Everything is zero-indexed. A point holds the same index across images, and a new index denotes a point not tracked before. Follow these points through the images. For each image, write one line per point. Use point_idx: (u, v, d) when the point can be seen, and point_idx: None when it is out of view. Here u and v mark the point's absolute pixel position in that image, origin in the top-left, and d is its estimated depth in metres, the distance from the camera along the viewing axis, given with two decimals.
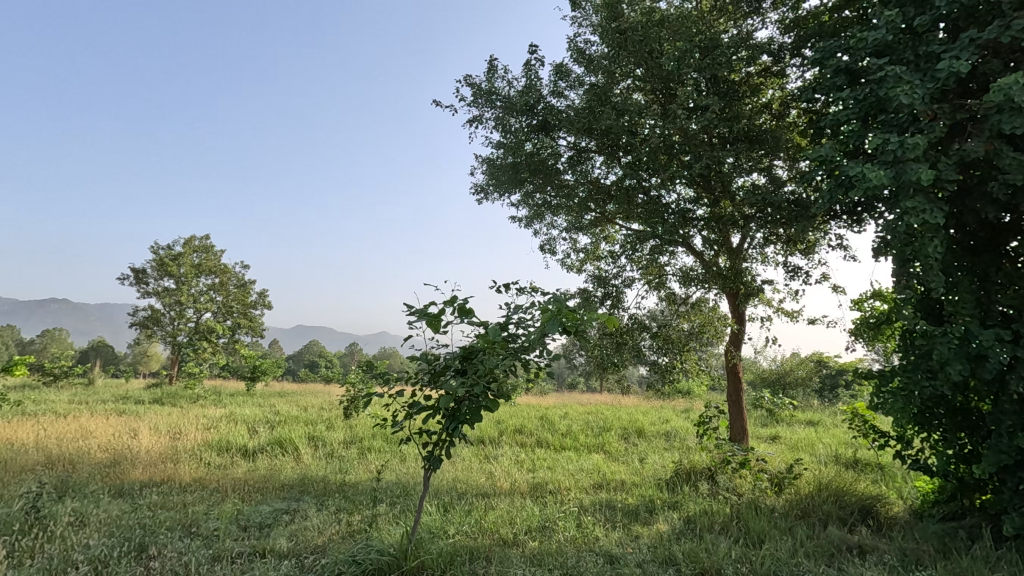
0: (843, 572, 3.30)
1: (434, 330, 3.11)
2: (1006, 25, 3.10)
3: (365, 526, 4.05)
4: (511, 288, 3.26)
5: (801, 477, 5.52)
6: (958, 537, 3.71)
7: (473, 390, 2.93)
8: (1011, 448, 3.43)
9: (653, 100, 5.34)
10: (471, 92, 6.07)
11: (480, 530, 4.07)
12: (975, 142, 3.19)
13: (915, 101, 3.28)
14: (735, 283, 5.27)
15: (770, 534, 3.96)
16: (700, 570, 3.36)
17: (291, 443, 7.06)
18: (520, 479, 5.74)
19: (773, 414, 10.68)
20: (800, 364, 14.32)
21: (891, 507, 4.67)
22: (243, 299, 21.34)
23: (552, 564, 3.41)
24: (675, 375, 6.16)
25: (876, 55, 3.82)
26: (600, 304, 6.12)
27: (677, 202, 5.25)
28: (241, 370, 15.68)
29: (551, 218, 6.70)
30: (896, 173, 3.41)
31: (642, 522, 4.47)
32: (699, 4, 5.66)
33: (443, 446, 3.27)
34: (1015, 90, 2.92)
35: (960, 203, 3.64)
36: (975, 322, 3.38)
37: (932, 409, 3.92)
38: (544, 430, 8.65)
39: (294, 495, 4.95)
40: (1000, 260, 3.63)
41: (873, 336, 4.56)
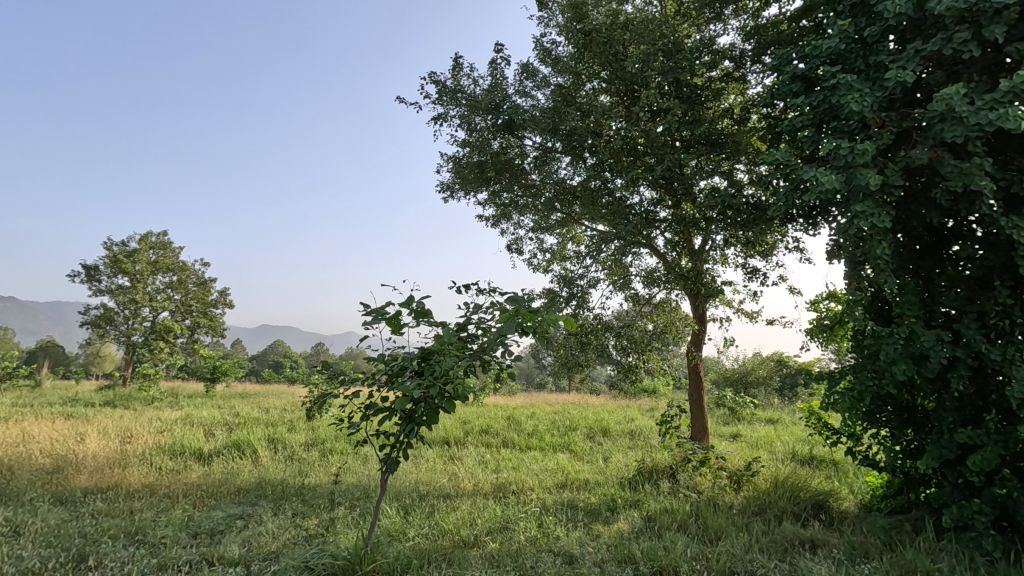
0: (794, 566, 3.39)
1: (391, 331, 3.05)
2: (949, 37, 3.22)
3: (322, 530, 3.95)
4: (471, 288, 3.21)
5: (759, 474, 5.66)
6: (903, 530, 3.84)
7: (429, 392, 2.88)
8: (952, 444, 3.56)
9: (618, 102, 5.38)
10: (436, 89, 6.01)
11: (440, 532, 4.02)
12: (920, 149, 3.31)
13: (864, 109, 3.39)
14: (696, 284, 5.36)
15: (726, 530, 4.03)
16: (658, 569, 3.38)
17: (249, 445, 6.87)
18: (484, 480, 5.72)
19: (734, 412, 10.90)
20: (761, 364, 14.72)
21: (843, 502, 4.82)
22: (204, 298, 20.72)
23: (511, 566, 3.39)
24: (639, 375, 6.22)
25: (831, 63, 3.93)
26: (565, 305, 6.14)
27: (641, 204, 5.29)
28: (201, 370, 15.21)
29: (518, 217, 6.70)
30: (847, 178, 3.52)
31: (603, 521, 4.49)
32: (664, 9, 5.78)
33: (401, 447, 3.20)
34: (956, 100, 3.04)
35: (906, 208, 3.78)
36: (920, 323, 3.51)
37: (881, 407, 4.04)
38: (510, 430, 8.64)
39: (250, 500, 4.80)
40: (943, 263, 3.77)
41: (827, 336, 4.69)
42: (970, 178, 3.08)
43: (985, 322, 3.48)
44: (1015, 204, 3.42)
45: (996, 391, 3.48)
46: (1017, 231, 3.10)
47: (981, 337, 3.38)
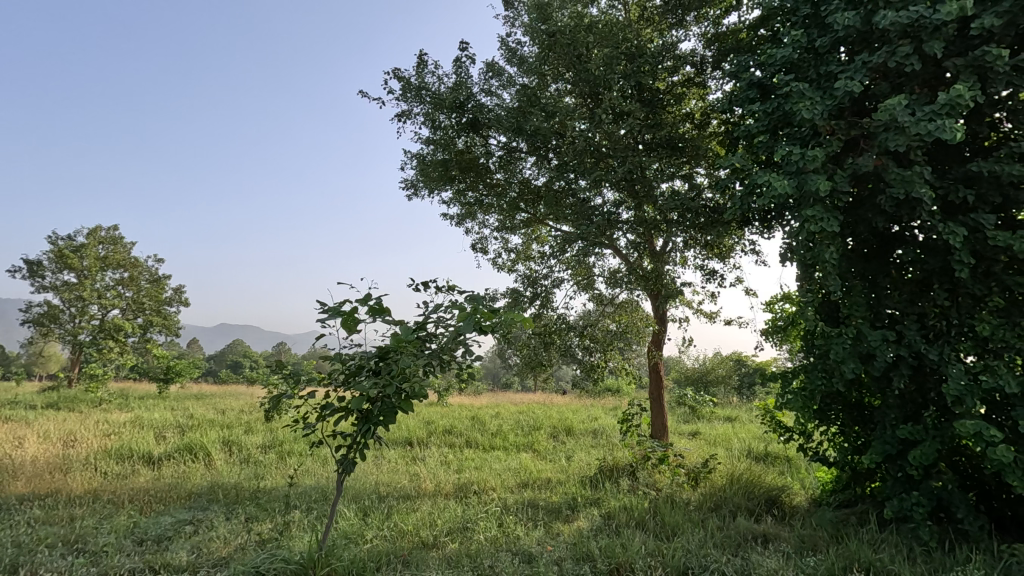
0: (746, 559, 3.48)
1: (348, 329, 2.99)
2: (893, 51, 3.36)
3: (275, 534, 3.85)
4: (430, 286, 3.16)
5: (715, 471, 5.80)
6: (850, 523, 4.00)
7: (385, 391, 2.84)
8: (894, 439, 3.72)
9: (581, 104, 5.40)
10: (400, 85, 5.94)
11: (399, 534, 3.97)
12: (866, 157, 3.45)
13: (815, 116, 3.52)
14: (656, 285, 5.46)
15: (683, 526, 4.12)
16: (615, 566, 3.42)
17: (202, 448, 6.63)
18: (446, 480, 5.68)
19: (694, 411, 11.13)
20: (720, 364, 15.11)
21: (794, 497, 4.99)
22: (157, 296, 19.99)
23: (469, 565, 3.38)
24: (601, 374, 6.31)
25: (785, 72, 4.06)
26: (529, 305, 6.15)
27: (605, 206, 5.32)
28: (153, 371, 14.63)
29: (483, 217, 6.69)
30: (799, 184, 3.64)
31: (563, 520, 4.52)
32: (628, 14, 5.86)
33: (357, 448, 3.14)
34: (899, 111, 3.19)
35: (854, 213, 3.92)
36: (866, 324, 3.66)
37: (830, 405, 4.20)
38: (473, 430, 8.60)
39: (201, 504, 4.63)
40: (888, 267, 3.92)
41: (782, 337, 4.83)
42: (911, 186, 3.23)
43: (924, 323, 3.67)
44: (952, 212, 3.60)
45: (935, 389, 3.66)
46: (953, 237, 3.27)
47: (921, 337, 3.55)
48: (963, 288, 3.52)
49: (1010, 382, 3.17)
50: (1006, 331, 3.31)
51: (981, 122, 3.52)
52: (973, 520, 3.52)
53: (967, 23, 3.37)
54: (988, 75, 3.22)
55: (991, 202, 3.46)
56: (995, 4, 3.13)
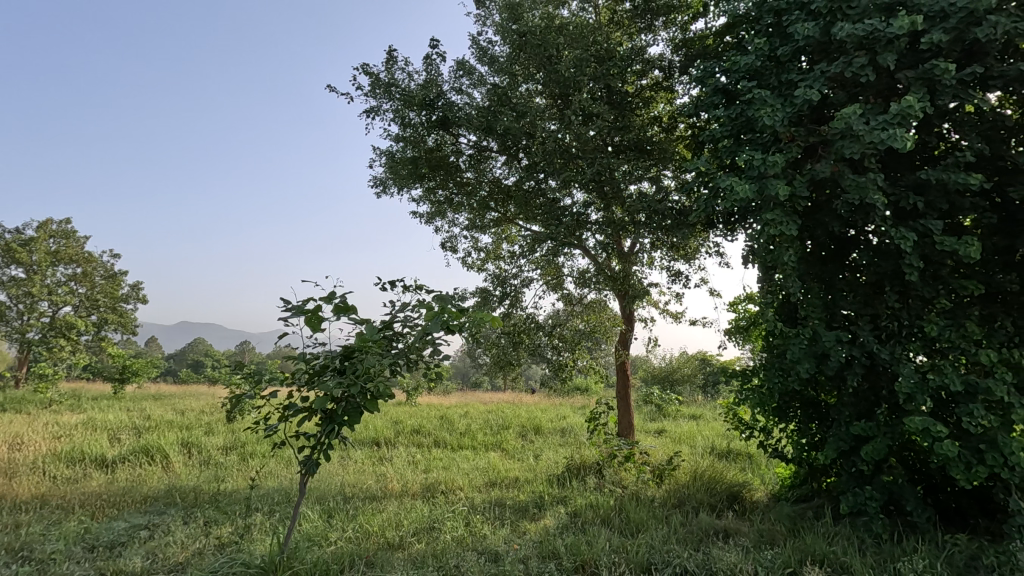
0: (707, 554, 3.56)
1: (312, 328, 2.94)
2: (849, 61, 3.49)
3: (236, 538, 3.76)
4: (397, 285, 3.13)
5: (679, 468, 5.91)
6: (806, 517, 4.14)
7: (350, 391, 2.80)
8: (848, 435, 3.86)
9: (552, 104, 5.43)
10: (369, 81, 5.86)
11: (364, 535, 3.92)
12: (824, 163, 3.57)
13: (776, 123, 3.63)
14: (624, 285, 5.53)
15: (647, 523, 4.19)
16: (580, 563, 3.46)
17: (159, 450, 6.41)
18: (413, 480, 5.63)
19: (661, 409, 11.32)
20: (686, 363, 15.42)
21: (754, 493, 5.13)
22: (113, 293, 19.26)
23: (434, 566, 3.36)
24: (569, 373, 6.36)
25: (748, 79, 4.17)
26: (498, 304, 6.15)
27: (574, 207, 5.37)
28: (108, 370, 14.06)
29: (453, 215, 6.66)
30: (760, 188, 3.74)
31: (530, 518, 4.55)
32: (599, 16, 5.91)
33: (321, 449, 3.09)
34: (854, 120, 3.31)
35: (812, 218, 4.05)
36: (822, 325, 3.79)
37: (789, 403, 4.33)
38: (442, 430, 8.56)
39: (157, 509, 4.48)
40: (843, 270, 4.06)
41: (744, 336, 4.96)
42: (865, 192, 3.36)
43: (877, 324, 3.82)
44: (903, 217, 3.76)
45: (886, 387, 3.82)
46: (904, 241, 3.41)
47: (874, 338, 3.70)
48: (913, 291, 3.68)
49: (955, 381, 3.33)
50: (952, 332, 3.47)
51: (930, 132, 3.69)
52: (921, 512, 3.68)
53: (917, 37, 3.53)
54: (937, 87, 3.37)
55: (938, 209, 3.62)
56: (943, 20, 3.28)
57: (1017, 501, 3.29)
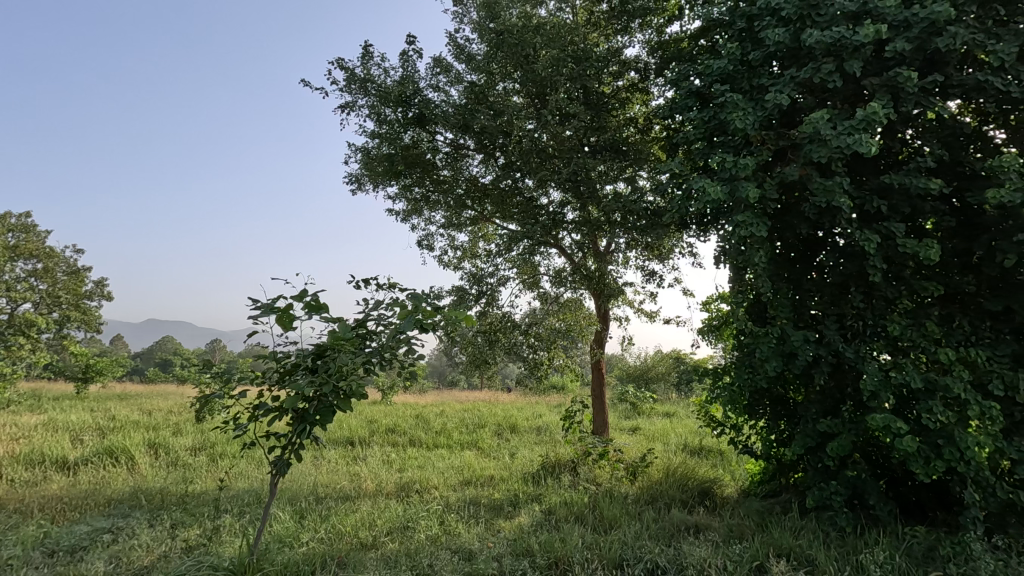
0: (678, 549, 3.62)
1: (283, 327, 2.89)
2: (817, 68, 3.58)
3: (204, 540, 3.68)
4: (370, 283, 3.10)
5: (652, 464, 6.00)
6: (774, 512, 4.24)
7: (322, 390, 2.77)
8: (814, 432, 3.96)
9: (529, 104, 5.44)
10: (344, 76, 5.78)
11: (336, 536, 3.88)
12: (793, 167, 3.66)
13: (747, 127, 3.71)
14: (599, 284, 5.58)
15: (620, 519, 4.24)
16: (554, 560, 3.48)
17: (124, 451, 6.23)
18: (388, 480, 5.59)
19: (635, 407, 11.45)
20: (660, 361, 15.65)
21: (724, 488, 5.23)
22: (76, 289, 18.67)
23: (407, 565, 3.34)
24: (544, 372, 6.39)
25: (721, 83, 4.24)
26: (474, 303, 6.15)
27: (550, 206, 5.40)
28: (70, 369, 13.62)
29: (429, 213, 6.63)
30: (732, 190, 3.82)
31: (504, 516, 4.56)
32: (576, 17, 5.95)
33: (292, 449, 3.05)
34: (822, 125, 3.40)
35: (781, 220, 4.14)
36: (790, 324, 3.88)
37: (758, 400, 4.43)
38: (417, 429, 8.52)
39: (122, 511, 4.36)
40: (811, 271, 4.16)
41: (715, 335, 5.06)
42: (831, 195, 3.45)
43: (843, 324, 3.93)
44: (868, 220, 3.87)
45: (851, 385, 3.93)
46: (868, 244, 3.52)
47: (839, 337, 3.81)
48: (877, 292, 3.80)
49: (915, 379, 3.45)
50: (912, 331, 3.59)
51: (893, 138, 3.81)
52: (883, 506, 3.80)
53: (882, 45, 3.64)
54: (900, 94, 3.48)
55: (901, 212, 3.74)
56: (906, 30, 3.39)
57: (972, 493, 3.42)
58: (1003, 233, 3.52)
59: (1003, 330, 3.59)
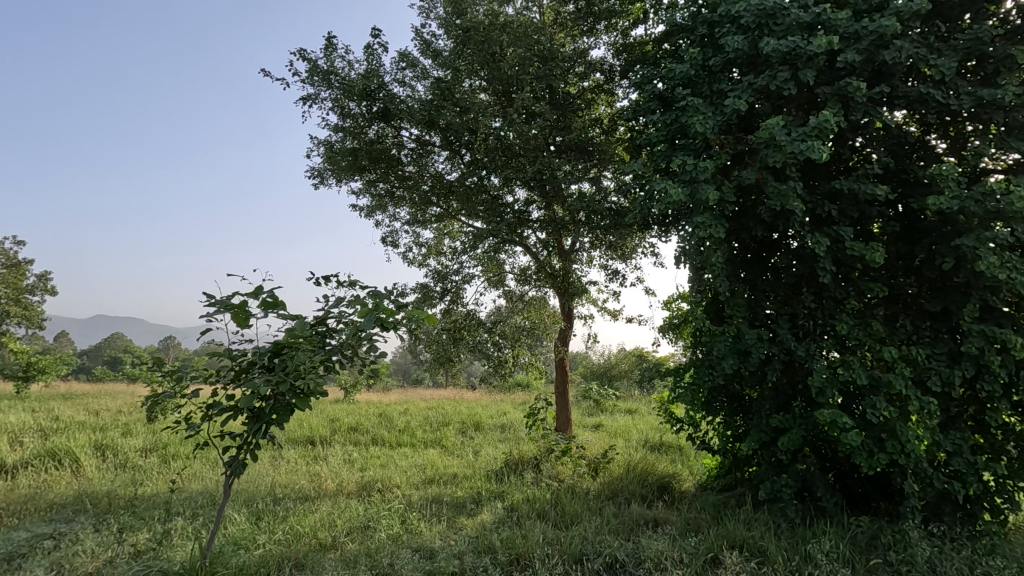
0: (637, 543, 3.69)
1: (238, 324, 2.81)
2: (774, 75, 3.70)
3: (153, 544, 3.55)
4: (330, 280, 3.05)
5: (614, 461, 6.10)
6: (729, 505, 4.37)
7: (278, 388, 2.71)
8: (768, 428, 4.10)
9: (495, 102, 5.45)
10: (306, 68, 5.65)
11: (294, 537, 3.80)
12: (750, 171, 3.77)
13: (707, 130, 3.80)
14: (564, 283, 5.63)
15: (581, 515, 4.29)
16: (515, 556, 3.51)
17: (68, 453, 5.94)
18: (349, 479, 5.51)
19: (598, 404, 11.61)
20: (624, 359, 15.91)
21: (682, 483, 5.37)
22: (17, 283, 17.69)
23: (367, 565, 3.30)
24: (509, 369, 6.41)
25: (683, 86, 4.34)
26: (439, 300, 6.12)
27: (515, 204, 5.42)
28: (9, 367, 12.89)
29: (394, 209, 6.56)
30: (692, 192, 3.91)
31: (467, 514, 4.56)
32: (543, 17, 5.98)
33: (248, 449, 2.97)
34: (777, 131, 3.51)
35: (739, 222, 4.26)
36: (746, 323, 4.01)
37: (716, 397, 4.55)
38: (380, 428, 8.42)
39: (64, 517, 4.15)
40: (766, 272, 4.30)
41: (675, 334, 5.18)
42: (785, 199, 3.58)
43: (795, 323, 4.08)
44: (819, 224, 4.03)
45: (802, 382, 4.09)
46: (819, 246, 3.66)
47: (791, 336, 3.95)
48: (826, 292, 3.96)
49: (861, 375, 3.61)
50: (859, 330, 3.76)
51: (844, 145, 3.97)
52: (830, 497, 3.97)
53: (834, 55, 3.78)
54: (850, 103, 3.63)
55: (850, 216, 3.91)
56: (856, 42, 3.54)
57: (911, 484, 3.61)
58: (943, 237, 3.71)
59: (941, 330, 3.79)
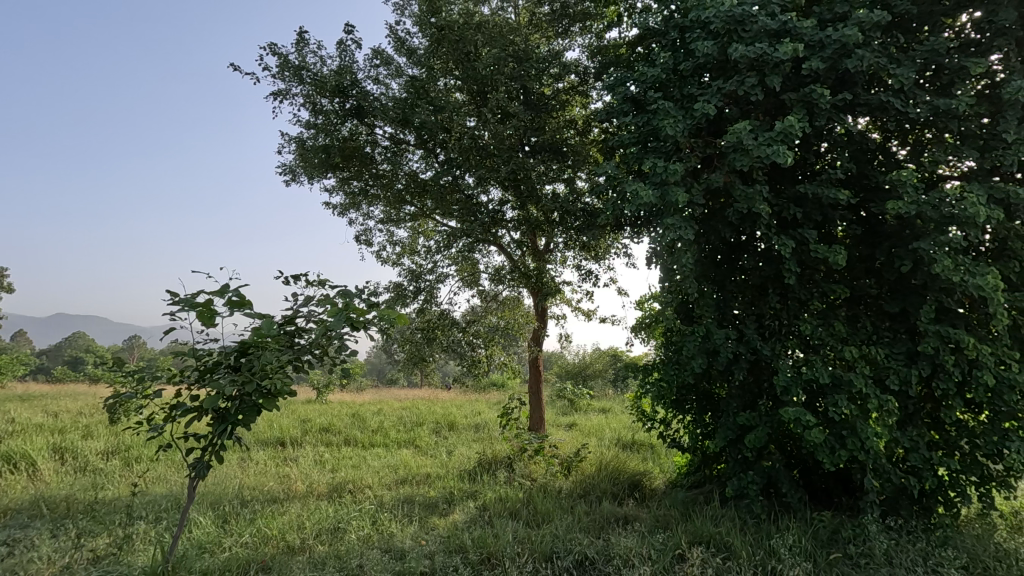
0: (607, 540, 3.73)
1: (203, 323, 2.76)
2: (742, 80, 3.79)
3: (114, 549, 3.45)
4: (300, 279, 3.00)
5: (586, 459, 6.16)
6: (698, 501, 4.46)
7: (244, 389, 2.66)
8: (734, 425, 4.20)
9: (470, 101, 5.45)
10: (277, 62, 5.56)
11: (261, 540, 3.74)
12: (718, 174, 3.85)
13: (677, 134, 3.87)
14: (537, 283, 5.66)
15: (553, 513, 4.32)
16: (486, 555, 3.52)
17: (25, 457, 5.72)
18: (320, 480, 5.44)
19: (573, 404, 11.69)
20: (598, 358, 16.07)
21: (653, 480, 5.44)
22: None
23: (335, 567, 3.27)
24: (483, 369, 6.41)
25: (655, 90, 4.40)
26: (412, 299, 6.09)
27: (489, 204, 5.41)
28: None
29: (367, 208, 6.51)
30: (662, 194, 3.96)
31: (439, 513, 4.55)
32: (518, 17, 6.00)
33: (213, 450, 2.90)
34: (744, 135, 3.59)
35: (708, 224, 4.33)
36: (714, 324, 4.10)
37: (685, 396, 4.63)
38: (353, 428, 8.33)
39: (18, 522, 4.00)
40: (734, 273, 4.39)
41: (647, 333, 5.25)
42: (752, 202, 3.67)
43: (761, 323, 4.18)
44: (785, 227, 4.14)
45: (767, 380, 4.19)
46: (784, 248, 3.76)
47: (757, 335, 4.05)
48: (791, 293, 4.07)
49: (823, 374, 3.72)
50: (822, 330, 3.88)
51: (808, 150, 4.08)
52: (794, 493, 4.08)
53: (799, 63, 3.89)
54: (814, 109, 3.73)
55: (814, 219, 4.03)
56: (820, 50, 3.64)
57: (870, 480, 3.73)
58: (902, 240, 3.84)
59: (900, 330, 3.93)
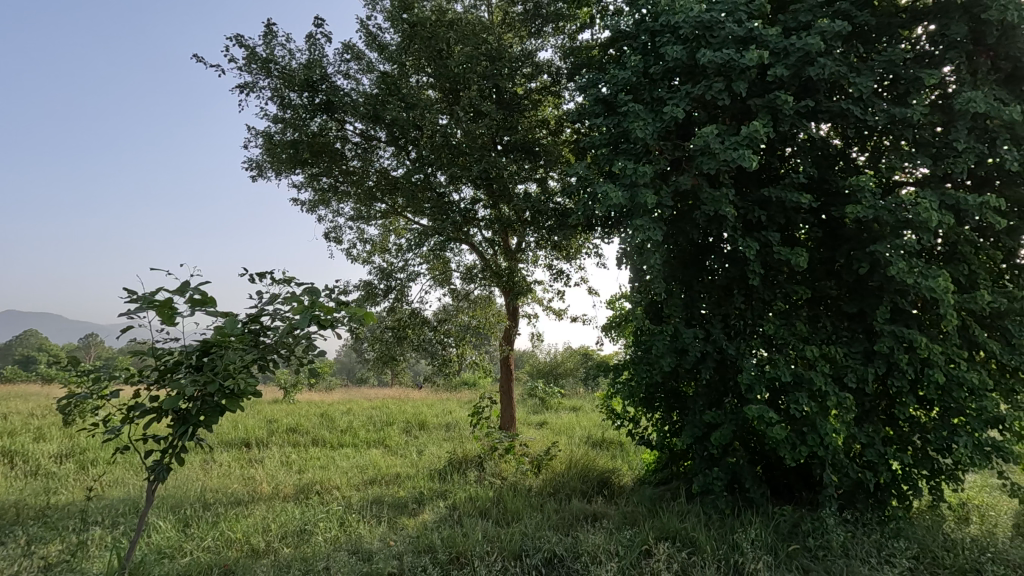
0: (576, 537, 3.76)
1: (163, 321, 2.67)
2: (710, 85, 3.86)
3: (67, 556, 3.32)
4: (265, 276, 2.93)
5: (556, 457, 6.20)
6: (665, 498, 4.53)
7: (206, 389, 2.59)
8: (700, 422, 4.29)
9: (442, 98, 5.43)
10: (244, 54, 5.42)
11: (224, 544, 3.65)
12: (686, 177, 3.92)
13: (647, 136, 3.92)
14: (509, 282, 5.67)
15: (522, 512, 4.34)
16: (455, 555, 3.52)
17: None
18: (286, 482, 5.33)
19: (544, 402, 11.76)
20: (569, 357, 16.19)
21: (621, 478, 5.52)
22: None
23: (301, 570, 3.22)
24: (454, 368, 6.39)
25: (625, 92, 4.45)
26: (383, 298, 6.02)
27: (461, 202, 5.38)
28: None
29: (337, 205, 6.41)
30: (632, 196, 4.01)
31: (408, 514, 4.52)
32: (492, 16, 6.00)
33: (173, 452, 2.81)
34: (711, 139, 3.66)
35: (676, 225, 4.40)
36: (681, 323, 4.17)
37: (654, 394, 4.70)
38: (321, 428, 8.20)
39: None
40: (701, 274, 4.47)
41: (617, 332, 5.31)
42: (719, 205, 3.74)
43: (727, 323, 4.27)
44: (750, 229, 4.24)
45: (732, 379, 4.29)
46: (749, 250, 3.85)
47: (723, 335, 4.15)
48: (756, 294, 4.17)
49: (786, 373, 3.83)
50: (784, 330, 3.98)
51: (773, 154, 4.19)
52: (757, 489, 4.19)
53: (765, 69, 3.99)
54: (779, 115, 3.83)
55: (778, 222, 4.14)
56: (785, 57, 3.74)
57: (829, 475, 3.86)
58: (860, 243, 3.98)
59: (857, 330, 4.07)
